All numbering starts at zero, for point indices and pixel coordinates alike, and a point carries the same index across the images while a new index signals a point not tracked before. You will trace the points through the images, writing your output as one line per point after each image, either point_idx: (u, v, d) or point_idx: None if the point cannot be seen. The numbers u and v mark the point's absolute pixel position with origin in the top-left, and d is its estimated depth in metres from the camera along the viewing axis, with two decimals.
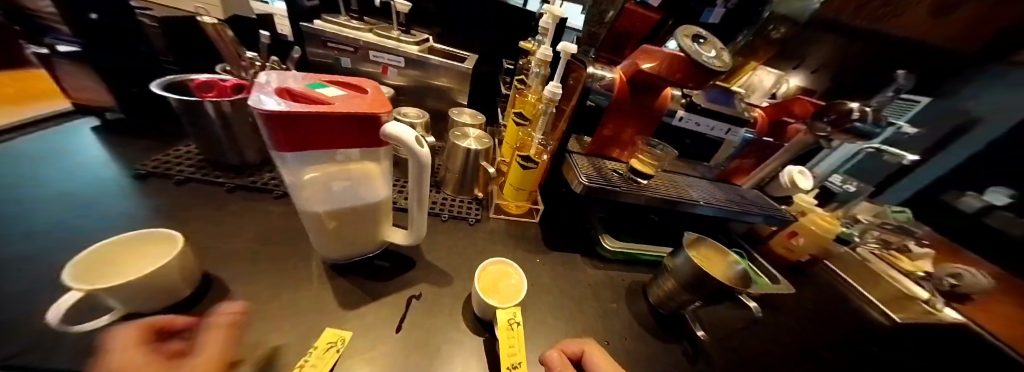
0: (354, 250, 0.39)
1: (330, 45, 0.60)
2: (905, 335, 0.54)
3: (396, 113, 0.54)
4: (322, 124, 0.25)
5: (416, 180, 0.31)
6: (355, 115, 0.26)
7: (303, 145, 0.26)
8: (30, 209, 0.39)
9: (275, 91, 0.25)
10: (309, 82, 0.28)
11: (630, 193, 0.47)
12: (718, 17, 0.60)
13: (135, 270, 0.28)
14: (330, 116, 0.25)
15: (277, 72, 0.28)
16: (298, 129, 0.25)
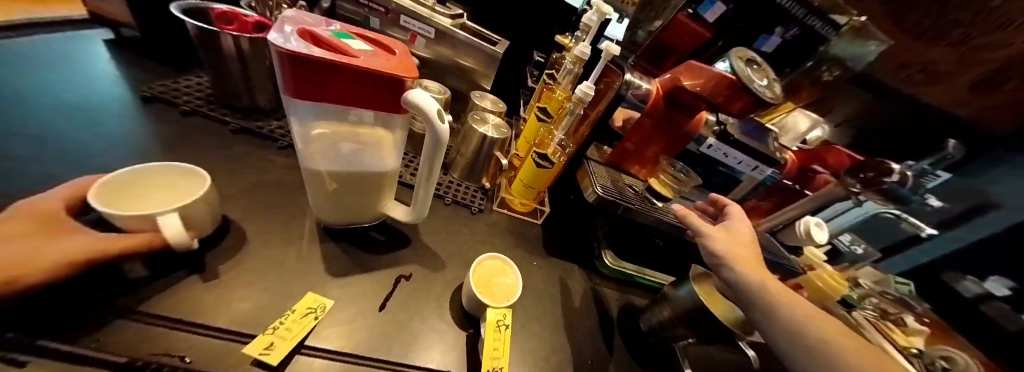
0: (351, 217, 0.38)
1: (362, 1, 0.58)
2: None
3: (418, 85, 0.52)
4: (345, 76, 0.23)
5: (429, 157, 0.29)
6: (381, 74, 0.24)
7: (317, 94, 0.24)
8: (24, 110, 0.37)
9: (297, 32, 0.23)
10: (335, 29, 0.26)
11: (644, 213, 0.45)
12: (771, 46, 0.53)
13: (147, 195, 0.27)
14: (353, 69, 0.23)
15: (302, 13, 0.26)
16: (319, 75, 0.23)
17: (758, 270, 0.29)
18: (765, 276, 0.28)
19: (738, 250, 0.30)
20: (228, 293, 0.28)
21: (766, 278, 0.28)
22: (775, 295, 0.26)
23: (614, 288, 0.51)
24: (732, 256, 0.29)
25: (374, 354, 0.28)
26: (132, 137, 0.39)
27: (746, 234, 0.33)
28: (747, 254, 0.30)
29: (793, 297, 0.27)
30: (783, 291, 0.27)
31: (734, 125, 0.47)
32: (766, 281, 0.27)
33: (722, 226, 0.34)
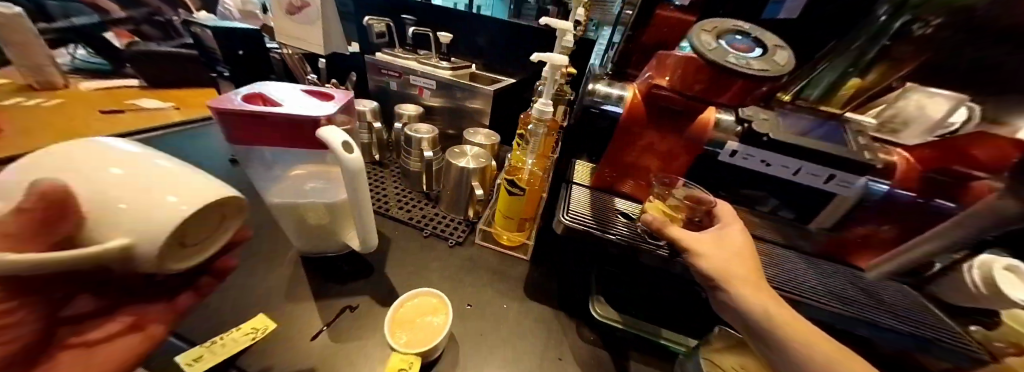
0: (320, 246, 0.42)
1: (383, 71, 0.73)
2: None
3: (410, 128, 0.57)
4: (278, 122, 0.31)
5: (351, 188, 0.31)
6: (301, 117, 0.30)
7: (262, 139, 0.33)
8: None
9: (256, 98, 0.33)
10: (286, 91, 0.35)
11: (632, 247, 0.34)
12: (794, 10, 0.41)
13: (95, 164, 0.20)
14: (276, 117, 0.31)
15: (276, 85, 0.37)
16: (264, 124, 0.31)
17: (767, 298, 0.26)
18: (774, 303, 0.25)
19: (736, 268, 0.27)
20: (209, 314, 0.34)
21: (768, 303, 0.25)
22: (786, 332, 0.23)
23: (612, 350, 0.38)
24: (734, 280, 0.26)
25: None
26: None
27: (740, 242, 0.30)
28: (750, 274, 0.27)
29: (808, 328, 0.24)
30: (797, 321, 0.24)
31: (765, 121, 0.33)
32: (775, 310, 0.25)
33: (714, 234, 0.31)
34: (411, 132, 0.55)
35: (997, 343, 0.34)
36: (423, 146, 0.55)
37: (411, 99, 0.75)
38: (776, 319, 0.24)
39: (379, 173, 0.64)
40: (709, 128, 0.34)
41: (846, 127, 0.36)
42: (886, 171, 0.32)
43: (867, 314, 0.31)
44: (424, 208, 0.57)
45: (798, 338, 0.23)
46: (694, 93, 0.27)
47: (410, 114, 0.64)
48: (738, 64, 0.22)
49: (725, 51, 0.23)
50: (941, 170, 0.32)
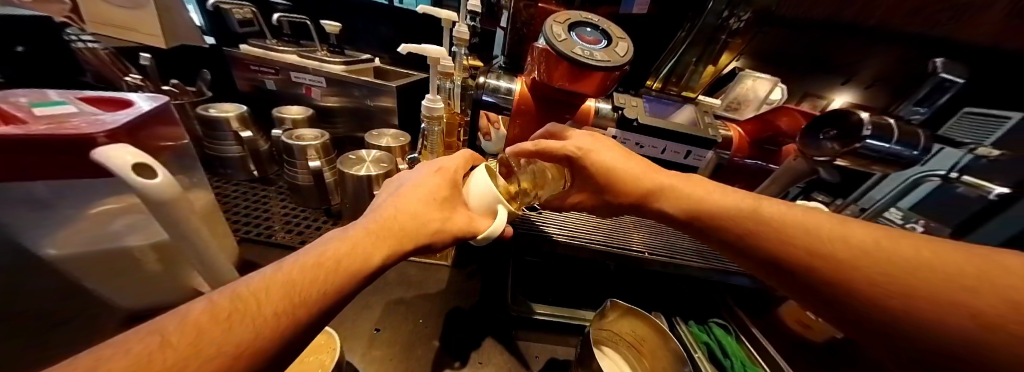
0: (158, 297, 0.32)
1: (253, 67, 0.61)
2: None
3: (291, 135, 0.48)
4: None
5: (173, 222, 0.24)
6: (48, 138, 0.21)
7: None
8: None
9: None
10: (47, 100, 0.25)
11: (534, 237, 0.35)
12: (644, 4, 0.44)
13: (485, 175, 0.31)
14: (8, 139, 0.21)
15: (34, 92, 0.27)
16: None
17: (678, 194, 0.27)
18: (698, 194, 0.26)
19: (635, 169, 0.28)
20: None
21: (679, 193, 0.27)
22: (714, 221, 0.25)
23: (533, 339, 0.39)
24: (654, 198, 0.27)
25: None
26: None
27: (613, 152, 0.30)
28: (668, 179, 0.28)
29: (719, 202, 0.25)
30: (720, 200, 0.25)
31: (635, 107, 0.37)
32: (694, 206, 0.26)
33: (587, 164, 0.29)
34: (291, 139, 0.46)
35: None
36: (309, 154, 0.47)
37: (300, 100, 0.64)
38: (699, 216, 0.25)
39: (260, 192, 0.53)
40: (589, 117, 0.37)
41: (696, 109, 0.42)
42: (726, 144, 0.39)
43: (721, 264, 0.38)
44: (323, 226, 0.49)
45: (721, 220, 0.24)
46: (560, 84, 0.27)
47: (294, 117, 0.54)
48: (583, 56, 0.24)
49: (573, 43, 0.24)
50: (760, 139, 0.39)
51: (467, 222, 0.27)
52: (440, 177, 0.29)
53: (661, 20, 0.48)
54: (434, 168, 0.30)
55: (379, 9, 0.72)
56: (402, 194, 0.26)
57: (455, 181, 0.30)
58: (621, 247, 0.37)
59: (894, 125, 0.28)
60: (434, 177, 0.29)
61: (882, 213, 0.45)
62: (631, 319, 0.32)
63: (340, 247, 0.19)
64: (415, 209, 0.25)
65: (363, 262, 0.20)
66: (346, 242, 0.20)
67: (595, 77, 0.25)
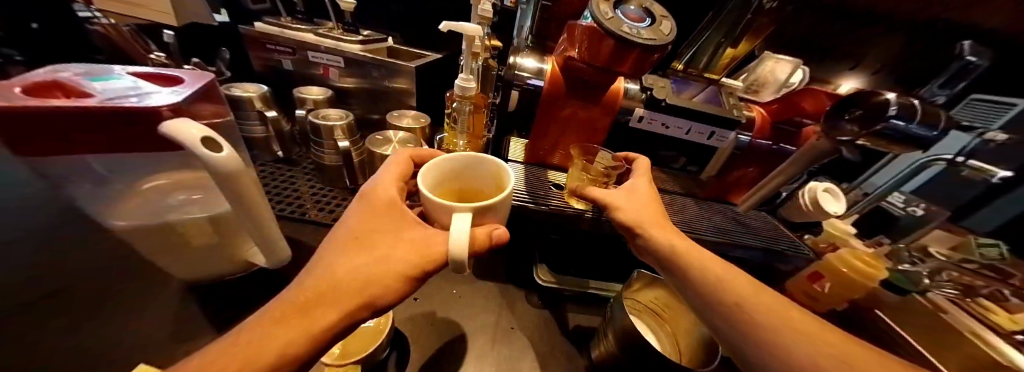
0: (211, 269, 0.34)
1: (269, 46, 0.60)
2: None
3: (317, 116, 0.49)
4: (75, 122, 0.22)
5: (234, 195, 0.25)
6: (117, 110, 0.22)
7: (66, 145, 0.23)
8: None
9: (41, 85, 0.23)
10: (100, 76, 0.26)
11: (562, 214, 0.37)
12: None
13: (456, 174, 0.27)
14: (80, 111, 0.21)
15: (85, 68, 0.27)
16: (41, 130, 0.21)
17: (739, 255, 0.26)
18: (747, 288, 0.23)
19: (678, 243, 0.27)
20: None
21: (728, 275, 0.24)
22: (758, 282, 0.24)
23: (559, 310, 0.42)
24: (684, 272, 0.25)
25: None
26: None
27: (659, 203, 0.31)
28: (725, 267, 0.25)
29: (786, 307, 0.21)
30: (790, 309, 0.21)
31: (663, 88, 0.37)
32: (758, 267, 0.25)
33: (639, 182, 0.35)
34: (318, 119, 0.47)
35: (822, 243, 0.46)
36: (336, 134, 0.48)
37: (318, 81, 0.64)
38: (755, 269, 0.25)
39: (285, 173, 0.54)
40: (619, 97, 0.38)
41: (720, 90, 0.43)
42: (748, 125, 0.40)
43: (738, 240, 0.41)
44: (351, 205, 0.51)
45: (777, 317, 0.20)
46: (600, 62, 0.28)
47: (314, 98, 0.54)
48: (631, 34, 0.24)
49: (619, 21, 0.24)
50: (783, 120, 0.40)
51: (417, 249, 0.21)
52: (372, 208, 0.23)
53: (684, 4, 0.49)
54: (365, 198, 0.25)
55: None
56: (336, 242, 0.22)
57: (393, 205, 0.24)
58: None
59: (919, 106, 0.29)
60: (367, 208, 0.24)
61: (887, 197, 0.50)
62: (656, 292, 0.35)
63: (256, 327, 0.16)
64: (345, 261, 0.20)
65: (277, 339, 0.16)
66: (251, 331, 0.16)
67: (635, 55, 0.25)
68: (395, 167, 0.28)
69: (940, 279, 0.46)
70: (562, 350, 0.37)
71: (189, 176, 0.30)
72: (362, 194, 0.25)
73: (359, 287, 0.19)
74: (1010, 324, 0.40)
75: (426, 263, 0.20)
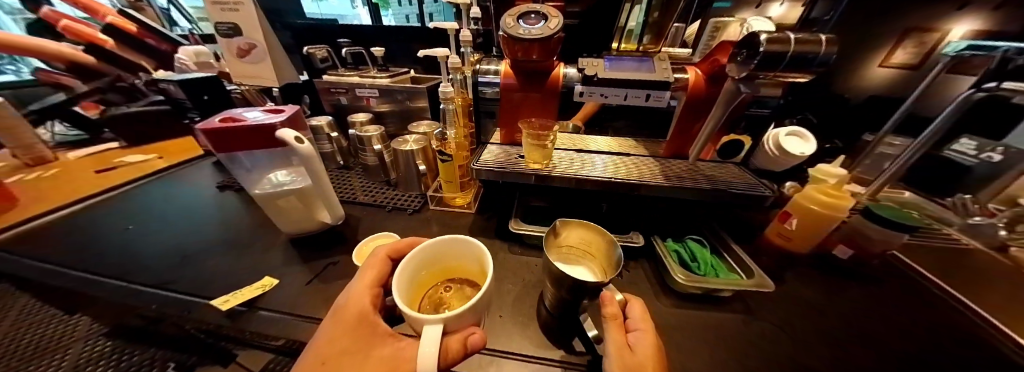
0: (300, 227, 0.54)
1: (331, 90, 0.86)
2: (934, 357, 0.36)
3: (360, 131, 0.70)
4: (243, 135, 0.42)
5: (310, 169, 0.43)
6: (254, 128, 0.42)
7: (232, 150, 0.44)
8: (162, 205, 0.68)
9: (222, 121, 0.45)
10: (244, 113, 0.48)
11: (522, 173, 0.49)
12: None
13: (439, 254, 0.35)
14: (239, 130, 0.42)
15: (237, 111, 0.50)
16: (227, 139, 0.42)
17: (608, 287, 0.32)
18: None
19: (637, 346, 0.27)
20: (228, 280, 0.45)
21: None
22: (603, 307, 0.30)
23: (534, 255, 0.53)
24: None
25: (294, 309, 0.40)
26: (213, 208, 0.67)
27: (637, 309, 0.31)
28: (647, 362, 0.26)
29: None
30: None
31: (593, 66, 0.46)
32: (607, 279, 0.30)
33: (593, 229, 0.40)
34: (360, 133, 0.67)
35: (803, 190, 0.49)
36: (372, 142, 0.68)
37: (363, 109, 0.87)
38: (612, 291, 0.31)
39: (345, 175, 0.77)
40: (559, 81, 0.49)
41: (657, 59, 0.50)
42: (678, 85, 0.46)
43: (684, 184, 0.46)
44: (386, 192, 0.70)
45: None
46: (520, 57, 0.40)
47: (360, 120, 0.76)
48: (524, 34, 0.36)
49: (517, 28, 0.37)
50: (710, 74, 0.45)
51: (392, 363, 0.24)
52: (352, 320, 0.28)
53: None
54: (344, 309, 0.29)
55: (411, 31, 0.92)
56: (321, 356, 0.26)
57: (368, 313, 0.28)
58: (593, 175, 0.48)
59: (791, 38, 0.33)
60: (343, 319, 0.29)
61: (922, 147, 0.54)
62: (580, 234, 0.43)
63: None
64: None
65: None
66: None
67: (536, 46, 0.37)
68: (372, 268, 0.33)
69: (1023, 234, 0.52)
70: (529, 280, 0.47)
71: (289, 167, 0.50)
72: (347, 302, 0.31)
73: None
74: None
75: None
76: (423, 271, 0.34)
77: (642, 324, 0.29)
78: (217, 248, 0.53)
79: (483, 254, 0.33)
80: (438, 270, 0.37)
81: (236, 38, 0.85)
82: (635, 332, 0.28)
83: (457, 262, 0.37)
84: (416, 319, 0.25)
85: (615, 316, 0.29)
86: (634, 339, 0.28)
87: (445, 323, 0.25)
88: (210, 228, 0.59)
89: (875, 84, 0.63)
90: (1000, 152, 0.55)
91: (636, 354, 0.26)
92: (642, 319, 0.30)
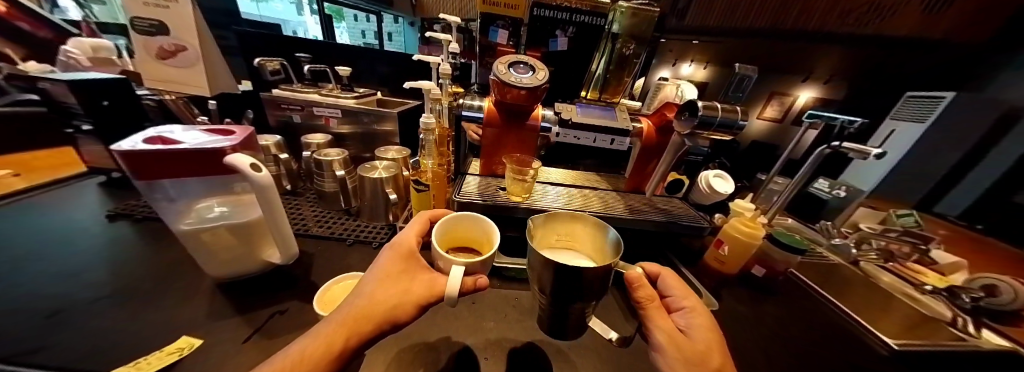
0: (237, 269, 0.45)
1: (283, 106, 0.77)
2: (824, 355, 0.47)
3: (319, 154, 0.63)
4: (183, 158, 0.37)
5: (264, 202, 0.37)
6: (200, 151, 0.37)
7: (161, 175, 0.37)
8: (14, 245, 0.52)
9: (156, 142, 0.39)
10: (190, 135, 0.42)
11: (505, 205, 0.50)
12: (565, 44, 0.68)
13: (463, 226, 0.38)
14: (177, 153, 0.36)
15: (181, 132, 0.44)
16: (160, 162, 0.36)
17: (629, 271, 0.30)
18: (708, 345, 0.27)
19: (697, 333, 0.28)
20: (123, 343, 0.35)
21: (704, 342, 0.27)
22: (635, 293, 0.29)
23: (514, 288, 0.53)
24: (695, 344, 0.27)
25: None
26: (103, 245, 0.53)
27: (674, 280, 0.33)
28: (700, 334, 0.28)
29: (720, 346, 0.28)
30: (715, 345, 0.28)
31: (569, 112, 0.53)
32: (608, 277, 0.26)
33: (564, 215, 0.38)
34: (319, 156, 0.61)
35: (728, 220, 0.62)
36: (333, 167, 0.61)
37: (320, 129, 0.80)
38: (638, 278, 0.29)
39: (293, 202, 0.68)
40: (539, 120, 0.54)
41: (618, 110, 0.59)
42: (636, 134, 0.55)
43: (645, 216, 0.53)
44: (346, 222, 0.63)
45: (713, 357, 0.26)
46: (509, 100, 0.44)
47: (317, 142, 0.69)
48: (515, 82, 0.41)
49: (509, 75, 0.41)
50: (661, 126, 0.55)
51: (429, 285, 0.27)
52: (394, 254, 0.30)
53: (580, 54, 0.69)
54: (391, 246, 0.32)
55: (382, 53, 0.90)
56: (366, 278, 0.28)
57: (411, 252, 0.31)
58: (572, 209, 0.51)
59: (719, 108, 0.44)
60: (393, 254, 0.30)
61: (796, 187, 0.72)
62: (557, 219, 0.39)
63: (314, 346, 0.23)
64: (378, 293, 0.26)
65: (329, 345, 0.23)
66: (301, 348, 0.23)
67: (525, 93, 0.42)
68: (416, 224, 0.35)
69: (867, 247, 0.73)
70: (511, 315, 0.47)
71: (238, 196, 0.43)
72: (389, 245, 0.32)
73: (382, 316, 0.25)
74: (933, 284, 0.66)
75: (430, 295, 0.26)
76: (445, 235, 0.36)
77: (686, 301, 0.31)
78: (109, 303, 0.41)
79: (493, 229, 0.36)
80: (458, 240, 0.39)
81: (160, 37, 0.78)
82: (681, 311, 0.31)
83: (466, 237, 0.39)
84: (448, 259, 0.29)
85: (653, 298, 0.29)
86: (681, 317, 0.30)
87: (466, 266, 0.29)
88: (98, 273, 0.46)
89: (756, 132, 0.84)
90: (844, 189, 0.79)
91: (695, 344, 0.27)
92: (677, 290, 0.32)
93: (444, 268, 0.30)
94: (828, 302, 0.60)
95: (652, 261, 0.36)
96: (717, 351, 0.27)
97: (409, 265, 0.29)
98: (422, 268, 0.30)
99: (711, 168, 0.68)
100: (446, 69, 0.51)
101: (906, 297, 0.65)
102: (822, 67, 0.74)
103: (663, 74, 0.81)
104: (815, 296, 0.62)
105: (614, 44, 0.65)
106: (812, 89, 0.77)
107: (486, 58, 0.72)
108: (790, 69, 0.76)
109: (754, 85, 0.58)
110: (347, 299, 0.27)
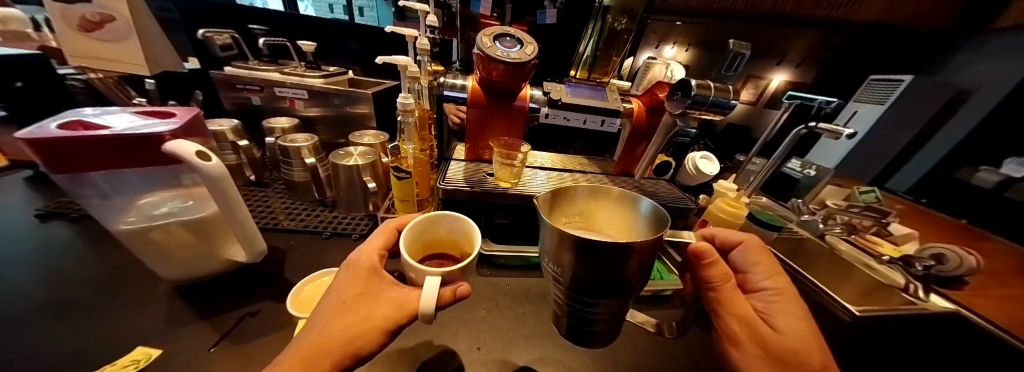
0: (197, 270, 0.40)
1: (239, 86, 0.69)
2: None
3: (284, 140, 0.56)
4: (113, 144, 0.31)
5: (218, 195, 0.32)
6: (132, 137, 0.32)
7: (85, 167, 0.31)
8: None
9: (72, 129, 0.32)
10: (115, 120, 0.36)
11: (492, 191, 0.48)
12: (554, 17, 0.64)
13: (433, 225, 0.33)
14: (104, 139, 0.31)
15: (105, 116, 0.37)
16: (84, 152, 0.30)
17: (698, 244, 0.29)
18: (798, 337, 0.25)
19: (784, 321, 0.27)
20: (61, 359, 0.30)
21: (801, 334, 0.26)
22: (708, 271, 0.28)
23: (505, 275, 0.52)
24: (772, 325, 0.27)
25: None
26: (31, 249, 0.46)
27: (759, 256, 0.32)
28: (785, 322, 0.26)
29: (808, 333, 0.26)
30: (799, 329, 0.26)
31: (558, 91, 0.51)
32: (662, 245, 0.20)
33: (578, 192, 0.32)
34: (285, 143, 0.55)
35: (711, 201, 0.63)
36: (302, 155, 0.56)
37: (285, 112, 0.72)
38: (710, 252, 0.28)
39: (260, 194, 0.62)
40: (527, 100, 0.51)
41: (609, 90, 0.56)
42: (626, 115, 0.54)
43: None
44: (321, 214, 0.59)
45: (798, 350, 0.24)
46: (494, 78, 0.40)
47: (282, 127, 0.62)
48: (500, 57, 0.37)
49: (495, 49, 0.38)
50: (651, 107, 0.53)
51: (398, 305, 0.24)
52: (353, 274, 0.26)
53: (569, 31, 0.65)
54: (347, 265, 0.28)
55: (352, 27, 0.82)
56: (322, 307, 0.25)
57: (372, 269, 0.27)
58: None
59: (711, 86, 0.42)
60: (352, 275, 0.26)
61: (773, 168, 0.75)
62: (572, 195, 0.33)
63: None
64: (336, 321, 0.24)
65: None
66: None
67: (511, 70, 0.38)
68: (379, 236, 0.30)
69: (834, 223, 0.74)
70: (503, 303, 0.46)
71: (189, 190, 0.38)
72: (347, 262, 0.28)
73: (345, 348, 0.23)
74: (889, 254, 0.68)
75: (402, 317, 0.24)
76: (416, 239, 0.32)
77: (769, 282, 0.30)
78: (43, 315, 0.35)
79: (471, 229, 0.32)
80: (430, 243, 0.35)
81: (80, 5, 0.65)
82: (762, 293, 0.29)
83: (439, 239, 0.35)
84: (420, 271, 0.25)
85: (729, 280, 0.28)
86: (762, 299, 0.29)
87: (444, 275, 0.26)
88: (27, 280, 0.40)
89: (736, 114, 0.85)
90: (814, 170, 0.83)
91: (785, 335, 0.26)
92: (763, 267, 0.31)
93: (415, 282, 0.27)
94: (799, 275, 0.64)
95: (733, 230, 0.34)
96: (815, 349, 0.25)
97: (369, 287, 0.26)
98: (386, 286, 0.26)
99: (697, 149, 0.69)
100: (425, 43, 0.46)
101: (865, 267, 0.67)
102: (801, 48, 0.75)
103: (647, 55, 0.80)
104: (786, 270, 0.66)
105: (604, 19, 0.61)
106: (786, 72, 0.78)
107: (467, 33, 0.67)
108: (774, 48, 0.76)
109: (744, 63, 0.57)
110: (295, 340, 0.23)
